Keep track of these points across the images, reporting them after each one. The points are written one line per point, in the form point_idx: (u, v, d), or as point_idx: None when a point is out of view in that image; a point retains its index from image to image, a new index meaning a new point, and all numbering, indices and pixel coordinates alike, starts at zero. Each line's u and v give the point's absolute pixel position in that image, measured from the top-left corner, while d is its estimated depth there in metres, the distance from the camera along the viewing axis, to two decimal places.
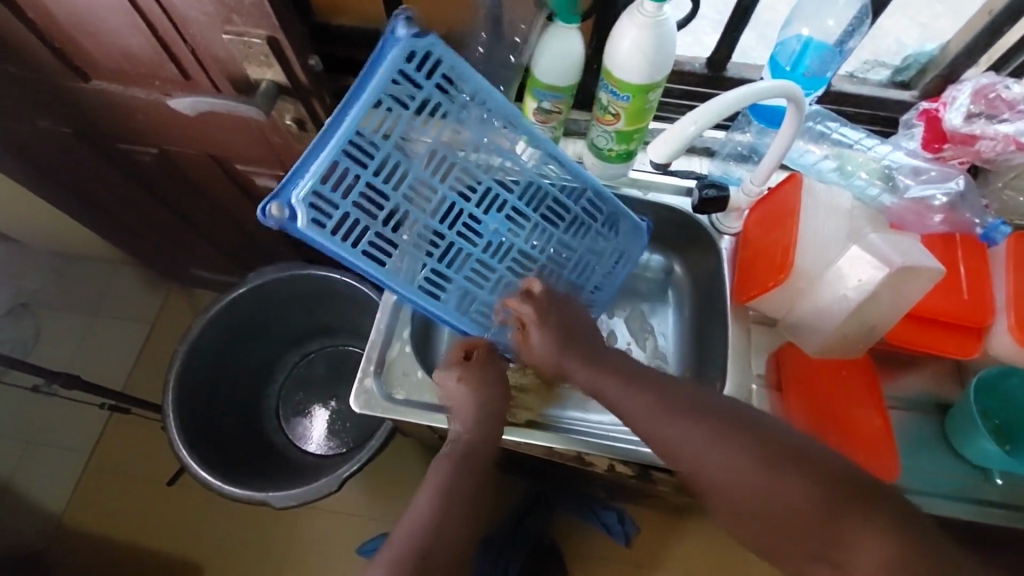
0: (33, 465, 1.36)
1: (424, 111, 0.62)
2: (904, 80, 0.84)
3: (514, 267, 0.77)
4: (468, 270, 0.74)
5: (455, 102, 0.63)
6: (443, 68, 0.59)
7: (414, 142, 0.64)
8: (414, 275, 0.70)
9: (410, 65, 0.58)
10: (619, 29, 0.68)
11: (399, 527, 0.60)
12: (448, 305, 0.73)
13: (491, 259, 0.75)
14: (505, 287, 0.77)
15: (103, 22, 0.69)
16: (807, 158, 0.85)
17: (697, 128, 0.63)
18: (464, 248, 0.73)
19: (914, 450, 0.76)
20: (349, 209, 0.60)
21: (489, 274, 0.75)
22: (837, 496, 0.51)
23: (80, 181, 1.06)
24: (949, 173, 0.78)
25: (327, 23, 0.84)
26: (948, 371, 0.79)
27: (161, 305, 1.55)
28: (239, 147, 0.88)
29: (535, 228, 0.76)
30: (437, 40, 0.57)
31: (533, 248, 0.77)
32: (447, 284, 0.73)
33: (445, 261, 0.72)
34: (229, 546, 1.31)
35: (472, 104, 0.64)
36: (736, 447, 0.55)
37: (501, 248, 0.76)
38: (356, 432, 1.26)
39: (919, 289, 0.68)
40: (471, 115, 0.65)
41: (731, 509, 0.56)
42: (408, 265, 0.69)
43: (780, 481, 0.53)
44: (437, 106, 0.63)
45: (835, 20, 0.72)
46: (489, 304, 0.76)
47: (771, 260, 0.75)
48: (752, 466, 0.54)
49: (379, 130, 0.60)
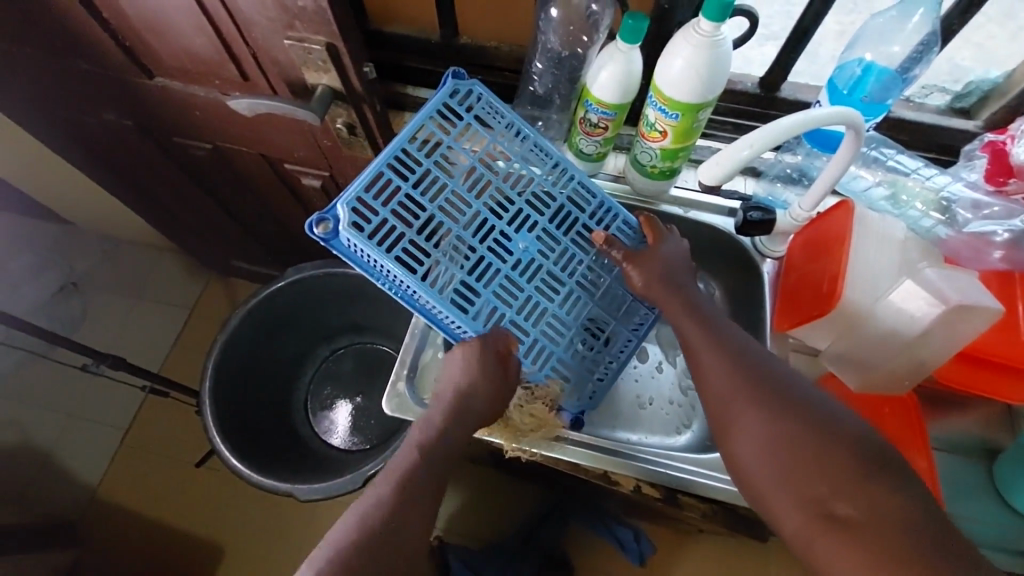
0: (73, 438, 1.42)
1: (462, 137, 0.69)
2: (965, 107, 0.81)
3: (544, 288, 0.70)
4: (497, 286, 0.68)
5: (492, 129, 0.71)
6: (479, 102, 0.70)
7: (454, 162, 0.68)
8: (442, 286, 0.65)
9: (452, 100, 0.69)
10: (674, 47, 0.68)
11: (366, 495, 0.57)
12: (475, 319, 0.65)
13: (520, 277, 0.69)
14: (534, 310, 0.70)
15: (172, 24, 0.72)
16: (859, 184, 0.83)
17: (752, 152, 0.62)
18: (494, 262, 0.68)
19: (957, 492, 0.73)
20: (386, 216, 0.62)
21: (517, 292, 0.69)
22: (868, 467, 0.47)
23: (138, 169, 1.12)
24: (1013, 210, 0.72)
25: (381, 31, 0.87)
26: (999, 416, 0.75)
27: (201, 292, 1.61)
28: (286, 144, 0.92)
29: (566, 251, 0.72)
30: (477, 83, 0.70)
31: (564, 271, 0.71)
32: (475, 299, 0.67)
33: (474, 275, 0.67)
34: (249, 531, 1.34)
35: (507, 131, 0.71)
36: (787, 419, 0.51)
37: (532, 266, 0.70)
38: (380, 430, 1.27)
39: (975, 329, 0.65)
40: (506, 140, 0.71)
41: (771, 474, 0.50)
42: (439, 275, 0.65)
43: (827, 449, 0.48)
44: (476, 131, 0.70)
45: (901, 46, 0.69)
46: (519, 324, 0.68)
47: (816, 287, 0.73)
48: (800, 432, 0.49)
49: (423, 151, 0.67)
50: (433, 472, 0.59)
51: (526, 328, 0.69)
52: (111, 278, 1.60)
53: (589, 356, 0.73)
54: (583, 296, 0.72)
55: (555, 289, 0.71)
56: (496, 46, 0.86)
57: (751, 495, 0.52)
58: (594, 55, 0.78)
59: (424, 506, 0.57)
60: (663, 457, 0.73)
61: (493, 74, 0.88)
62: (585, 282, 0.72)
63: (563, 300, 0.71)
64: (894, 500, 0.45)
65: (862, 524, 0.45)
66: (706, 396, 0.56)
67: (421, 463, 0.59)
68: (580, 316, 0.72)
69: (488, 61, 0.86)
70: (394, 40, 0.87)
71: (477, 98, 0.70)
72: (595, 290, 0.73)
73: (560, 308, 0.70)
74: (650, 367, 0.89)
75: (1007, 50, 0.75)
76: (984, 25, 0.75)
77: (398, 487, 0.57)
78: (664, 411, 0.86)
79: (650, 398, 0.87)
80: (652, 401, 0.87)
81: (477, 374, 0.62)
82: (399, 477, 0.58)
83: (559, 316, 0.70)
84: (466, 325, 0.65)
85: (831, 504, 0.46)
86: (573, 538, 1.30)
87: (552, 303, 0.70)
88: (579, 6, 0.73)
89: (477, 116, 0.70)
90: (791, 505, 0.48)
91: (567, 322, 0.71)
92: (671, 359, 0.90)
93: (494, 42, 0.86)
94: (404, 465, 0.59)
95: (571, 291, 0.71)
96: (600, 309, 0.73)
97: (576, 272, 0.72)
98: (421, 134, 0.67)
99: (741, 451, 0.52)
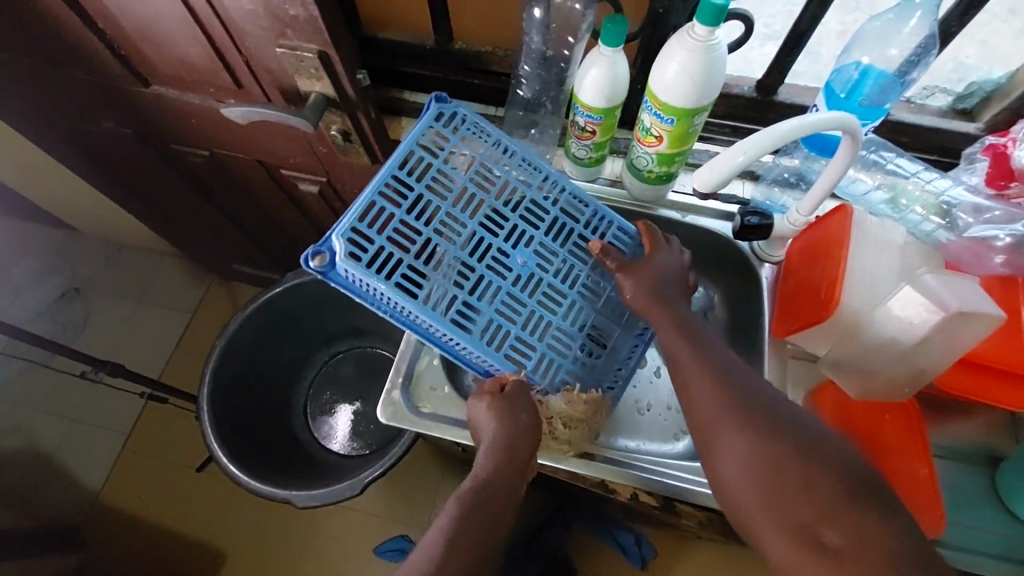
0: (76, 443, 1.42)
1: (451, 158, 0.69)
2: (967, 108, 0.81)
3: (546, 301, 0.69)
4: (499, 303, 0.67)
5: (479, 148, 0.70)
6: (464, 122, 0.70)
7: (445, 183, 0.68)
8: (443, 307, 0.64)
9: (438, 122, 0.69)
10: (668, 51, 0.67)
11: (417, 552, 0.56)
12: (478, 337, 0.65)
13: (521, 292, 0.68)
14: (538, 324, 0.69)
15: (164, 34, 0.72)
16: (858, 187, 0.82)
17: (747, 158, 0.61)
18: (494, 279, 0.67)
19: (959, 502, 0.71)
20: (383, 243, 0.62)
21: (520, 308, 0.68)
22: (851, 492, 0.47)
23: (137, 176, 1.12)
24: (1014, 214, 0.71)
25: (376, 36, 0.87)
26: (1001, 424, 0.74)
27: (203, 296, 1.61)
28: (281, 151, 0.92)
29: (565, 263, 0.71)
30: (461, 104, 0.70)
31: (565, 283, 0.71)
32: (477, 317, 0.66)
33: (475, 294, 0.66)
34: (251, 535, 1.34)
35: (495, 149, 0.71)
36: (776, 445, 0.50)
37: (532, 282, 0.69)
38: (379, 434, 1.28)
39: (976, 335, 0.63)
40: (495, 158, 0.71)
41: (760, 498, 0.49)
42: (440, 298, 0.64)
43: (815, 476, 0.48)
44: (465, 151, 0.69)
45: (899, 50, 0.69)
46: (525, 339, 0.67)
47: (814, 294, 0.73)
48: (789, 458, 0.50)
49: (414, 175, 0.67)
50: (478, 519, 0.57)
51: (531, 343, 0.68)
52: (112, 283, 1.61)
53: (594, 366, 0.72)
54: (585, 306, 0.71)
55: (558, 301, 0.70)
56: (491, 51, 0.85)
57: (737, 519, 0.52)
58: (580, 57, 0.78)
59: (470, 552, 0.55)
60: (659, 465, 0.73)
61: (489, 79, 0.87)
62: (585, 292, 0.71)
63: (566, 311, 0.70)
64: (879, 527, 0.45)
65: (848, 553, 0.45)
66: (694, 419, 0.56)
67: (464, 512, 0.57)
68: (583, 327, 0.71)
69: (484, 66, 0.86)
70: (388, 46, 0.86)
71: (462, 119, 0.70)
72: (596, 299, 0.72)
73: (564, 320, 0.70)
74: (649, 371, 0.88)
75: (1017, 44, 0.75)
76: (988, 23, 0.75)
77: (446, 538, 0.55)
78: (663, 417, 0.85)
79: (648, 404, 0.86)
80: (650, 406, 0.86)
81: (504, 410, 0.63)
82: (446, 529, 0.56)
83: (564, 328, 0.70)
84: (471, 344, 0.64)
85: (819, 532, 0.46)
86: (575, 542, 1.29)
87: (555, 316, 0.69)
88: (564, 8, 0.72)
89: (464, 136, 0.70)
90: (777, 529, 0.48)
91: (572, 334, 0.70)
92: None
93: (489, 47, 0.85)
94: (450, 517, 0.57)
95: (573, 301, 0.71)
96: (602, 320, 0.72)
97: (575, 283, 0.71)
98: (410, 158, 0.67)
99: (729, 472, 0.52)
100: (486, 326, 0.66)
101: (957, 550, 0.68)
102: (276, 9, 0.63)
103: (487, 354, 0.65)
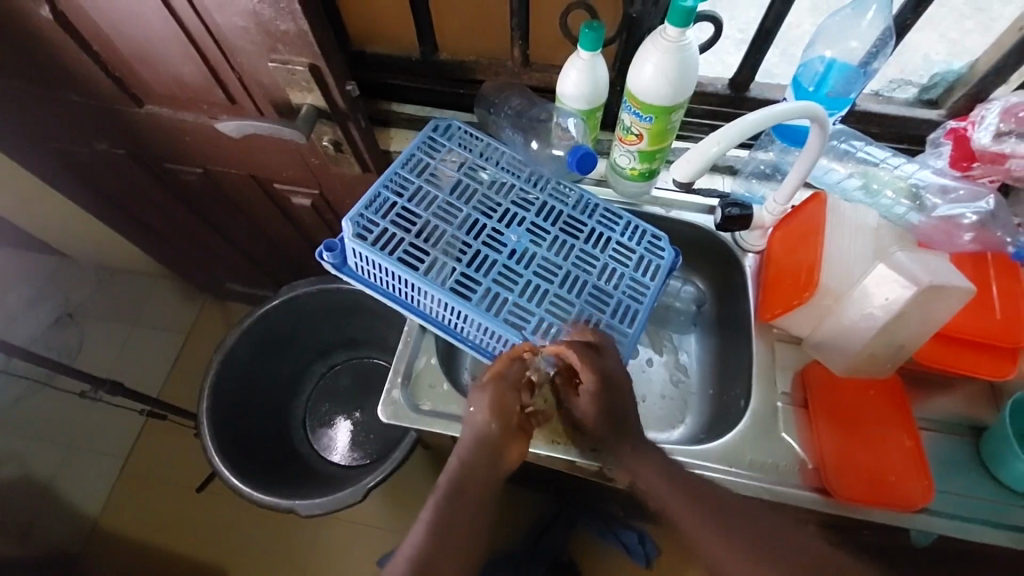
0: (71, 469, 1.41)
1: (449, 161, 0.79)
2: (931, 99, 0.84)
3: (543, 272, 0.73)
4: (496, 274, 0.71)
5: (474, 151, 0.80)
6: (456, 132, 0.81)
7: (442, 178, 0.77)
8: (443, 279, 0.70)
9: (435, 133, 0.80)
10: (643, 54, 0.70)
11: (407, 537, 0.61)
12: (478, 304, 0.69)
13: (518, 265, 0.73)
14: (535, 292, 0.72)
15: (158, 52, 0.74)
16: (831, 176, 0.86)
17: (720, 148, 0.64)
18: (491, 254, 0.72)
19: (947, 473, 0.72)
20: (386, 224, 0.71)
21: (517, 278, 0.72)
22: None
23: (129, 197, 1.14)
24: (978, 192, 0.77)
25: (364, 51, 0.91)
26: (982, 394, 0.77)
27: (196, 316, 1.62)
28: (274, 165, 0.94)
29: (557, 240, 0.76)
30: (454, 121, 0.82)
31: (558, 256, 0.75)
32: (477, 286, 0.70)
33: (473, 266, 0.71)
34: (253, 553, 1.34)
35: (487, 152, 0.81)
36: None
37: (527, 255, 0.74)
38: (380, 442, 1.29)
39: (948, 309, 0.65)
40: (488, 160, 0.80)
41: None
42: (439, 270, 0.70)
43: None
44: (459, 154, 0.79)
45: (859, 42, 0.73)
46: (522, 306, 0.70)
47: (795, 277, 0.75)
48: None
49: (416, 173, 0.76)
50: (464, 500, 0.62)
51: (529, 308, 0.70)
52: (105, 307, 1.61)
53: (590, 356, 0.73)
54: (582, 275, 0.74)
55: (554, 273, 0.74)
56: (475, 59, 0.88)
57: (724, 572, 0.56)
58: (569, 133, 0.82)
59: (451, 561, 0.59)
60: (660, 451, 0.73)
61: (471, 88, 0.91)
62: (581, 263, 0.75)
63: (562, 281, 0.73)
64: None
65: None
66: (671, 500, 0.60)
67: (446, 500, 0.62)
68: (582, 293, 0.73)
69: (467, 75, 0.89)
70: (376, 61, 0.90)
71: (455, 129, 0.81)
72: (593, 270, 0.75)
73: (562, 289, 0.72)
74: (642, 361, 0.92)
75: (980, 37, 0.80)
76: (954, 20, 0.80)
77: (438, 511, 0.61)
78: (657, 406, 0.88)
79: (643, 395, 0.89)
80: (643, 398, 0.89)
81: (500, 396, 0.64)
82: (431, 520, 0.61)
83: (562, 295, 0.72)
84: (469, 308, 0.68)
85: None
86: (580, 547, 1.29)
87: (553, 285, 0.72)
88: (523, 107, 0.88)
89: (457, 144, 0.80)
90: None
91: (571, 300, 0.72)
92: (659, 353, 0.93)
93: (474, 57, 0.89)
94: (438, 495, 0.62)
95: (569, 271, 0.74)
96: (602, 287, 0.74)
97: (570, 255, 0.75)
98: (410, 161, 0.77)
99: None
100: (485, 295, 0.70)
101: (946, 517, 0.69)
102: (268, 25, 0.66)
103: (487, 319, 0.68)
